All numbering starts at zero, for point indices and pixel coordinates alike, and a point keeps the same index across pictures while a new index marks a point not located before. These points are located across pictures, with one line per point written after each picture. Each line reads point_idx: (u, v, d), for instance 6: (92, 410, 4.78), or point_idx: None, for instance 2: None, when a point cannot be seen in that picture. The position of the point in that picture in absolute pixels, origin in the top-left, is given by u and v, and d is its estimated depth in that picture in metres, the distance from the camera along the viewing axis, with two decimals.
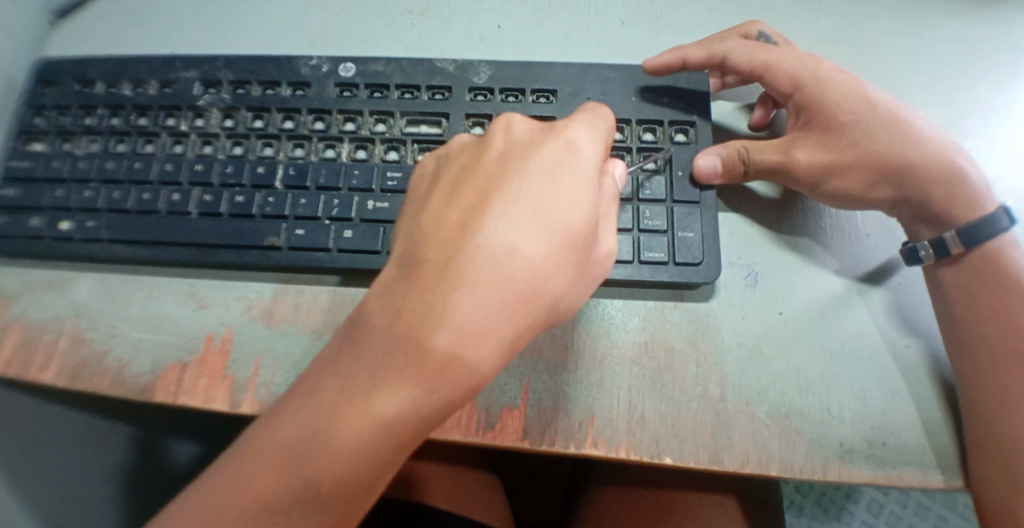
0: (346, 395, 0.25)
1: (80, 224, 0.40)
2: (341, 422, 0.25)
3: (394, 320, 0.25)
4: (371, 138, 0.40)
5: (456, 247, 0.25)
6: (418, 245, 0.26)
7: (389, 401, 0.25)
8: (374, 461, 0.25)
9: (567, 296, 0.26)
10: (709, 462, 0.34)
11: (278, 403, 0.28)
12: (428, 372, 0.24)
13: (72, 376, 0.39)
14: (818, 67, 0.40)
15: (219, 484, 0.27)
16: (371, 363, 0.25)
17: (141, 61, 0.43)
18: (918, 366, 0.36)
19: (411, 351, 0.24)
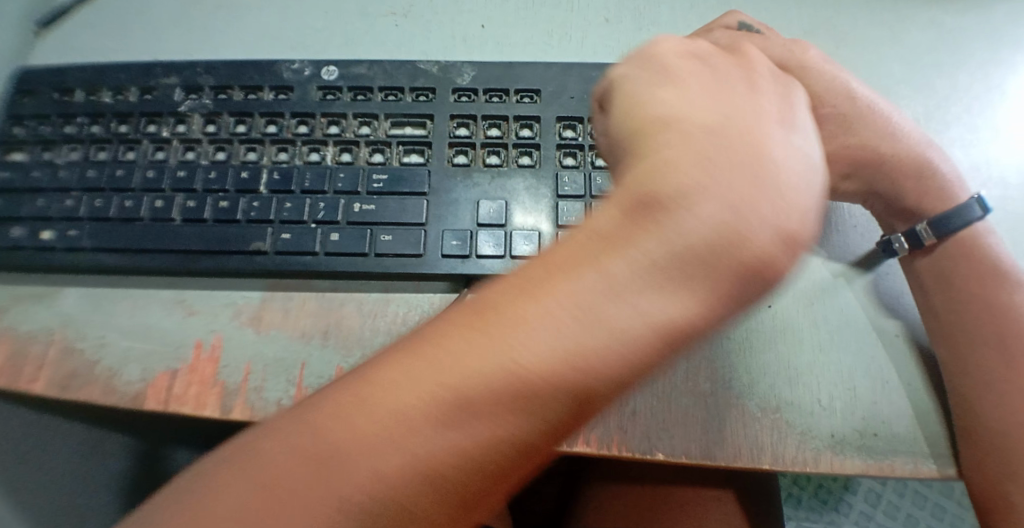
0: (591, 323, 0.21)
1: (62, 233, 0.40)
2: (573, 369, 0.21)
3: (680, 206, 0.22)
4: (355, 140, 0.40)
5: (734, 165, 0.22)
6: (692, 146, 0.23)
7: (664, 302, 0.21)
8: (637, 370, 0.22)
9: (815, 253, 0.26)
10: (702, 457, 0.34)
11: (502, 290, 0.23)
12: (736, 274, 0.21)
13: (61, 387, 0.38)
14: (804, 55, 0.37)
15: (417, 376, 0.22)
16: (653, 256, 0.21)
17: (121, 69, 0.43)
18: (906, 355, 0.36)
19: (672, 310, 0.21)
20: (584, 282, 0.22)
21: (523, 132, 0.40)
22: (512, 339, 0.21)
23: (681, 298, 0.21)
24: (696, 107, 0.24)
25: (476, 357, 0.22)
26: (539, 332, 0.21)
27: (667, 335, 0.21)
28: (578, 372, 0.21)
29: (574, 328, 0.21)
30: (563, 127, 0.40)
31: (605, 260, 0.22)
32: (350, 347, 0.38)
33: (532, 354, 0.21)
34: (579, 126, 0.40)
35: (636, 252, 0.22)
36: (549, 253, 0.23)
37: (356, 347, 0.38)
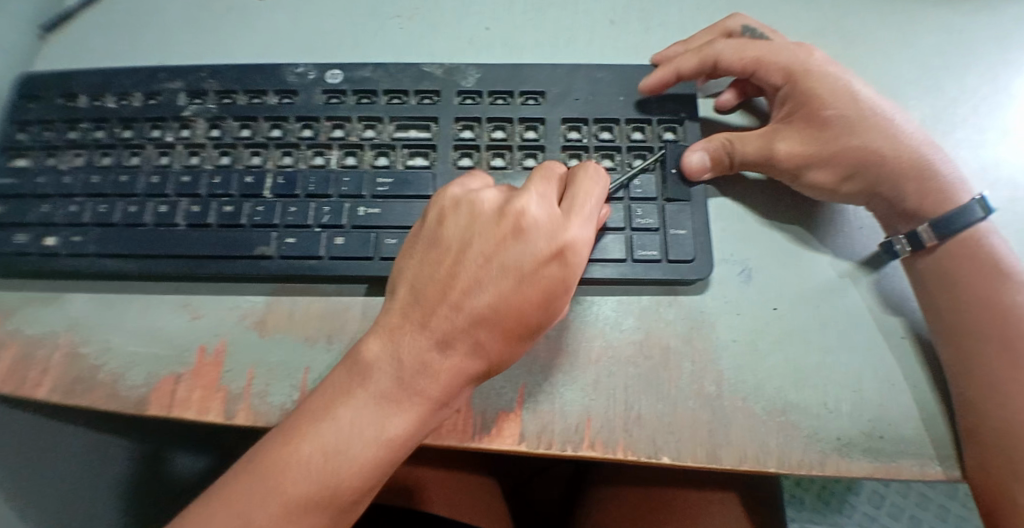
0: (428, 409, 0.31)
1: (67, 239, 0.40)
2: (459, 362, 0.31)
3: (489, 317, 0.30)
4: (360, 144, 0.40)
5: (539, 292, 0.30)
6: (493, 276, 0.30)
7: (460, 368, 0.31)
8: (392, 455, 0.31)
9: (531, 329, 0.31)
10: (708, 460, 0.34)
11: (338, 408, 0.31)
12: (478, 371, 0.31)
13: (66, 391, 0.38)
14: (809, 58, 0.39)
15: (317, 457, 0.30)
16: (466, 358, 0.31)
17: (125, 74, 0.43)
18: (912, 357, 0.36)
19: (527, 307, 0.30)
20: (415, 394, 0.31)
21: (528, 134, 0.40)
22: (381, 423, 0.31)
23: (531, 299, 0.30)
24: (489, 223, 0.31)
25: (380, 368, 0.31)
26: (422, 346, 0.30)
27: (535, 324, 0.31)
28: (462, 362, 0.31)
29: (447, 338, 0.30)
30: (569, 128, 0.40)
31: (441, 372, 0.31)
32: None
33: (420, 362, 0.30)
34: (585, 128, 0.40)
35: (486, 278, 0.30)
36: (320, 402, 0.32)
37: None
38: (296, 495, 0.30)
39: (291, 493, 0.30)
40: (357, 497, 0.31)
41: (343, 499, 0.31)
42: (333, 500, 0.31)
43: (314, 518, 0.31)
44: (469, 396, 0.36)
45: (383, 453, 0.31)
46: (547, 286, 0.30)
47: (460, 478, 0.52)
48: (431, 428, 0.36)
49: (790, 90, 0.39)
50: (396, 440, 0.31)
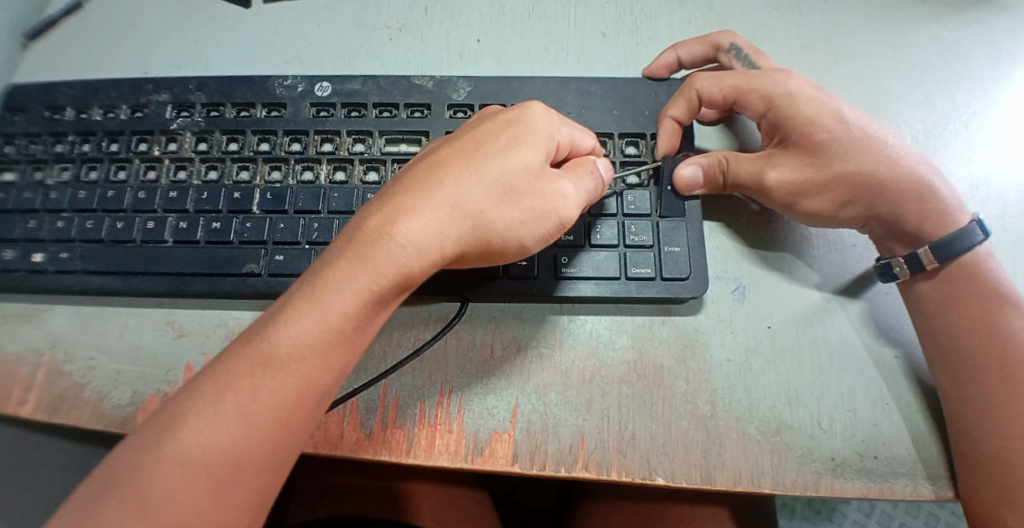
0: (377, 256, 0.29)
1: (53, 256, 0.39)
2: (418, 201, 0.30)
3: (452, 175, 0.31)
4: (349, 158, 0.39)
5: (500, 149, 0.31)
6: (460, 147, 0.32)
7: (414, 228, 0.29)
8: (335, 318, 0.28)
9: (494, 213, 0.31)
10: (701, 481, 0.34)
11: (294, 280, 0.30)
12: (436, 227, 0.29)
13: (50, 410, 0.38)
14: (789, 82, 0.38)
15: (260, 323, 0.29)
16: (424, 207, 0.30)
17: (111, 85, 0.42)
18: (905, 379, 0.36)
19: (490, 154, 0.31)
20: (366, 239, 0.29)
21: None
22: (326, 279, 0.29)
23: (494, 151, 0.31)
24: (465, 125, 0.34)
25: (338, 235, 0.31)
26: (380, 201, 0.31)
27: (503, 170, 0.31)
28: (424, 199, 0.30)
29: (405, 188, 0.30)
30: None
31: (395, 214, 0.29)
32: None
33: (374, 211, 0.30)
34: None
35: (448, 145, 0.32)
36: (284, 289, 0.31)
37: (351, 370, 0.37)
38: (240, 359, 0.28)
39: (228, 362, 0.28)
40: (305, 365, 0.28)
41: (289, 362, 0.28)
42: (278, 362, 0.28)
43: (256, 386, 0.27)
44: (460, 415, 0.36)
45: (334, 304, 0.28)
46: (509, 138, 0.32)
47: (450, 490, 0.51)
48: (422, 448, 0.35)
49: (776, 114, 0.38)
50: (347, 289, 0.28)
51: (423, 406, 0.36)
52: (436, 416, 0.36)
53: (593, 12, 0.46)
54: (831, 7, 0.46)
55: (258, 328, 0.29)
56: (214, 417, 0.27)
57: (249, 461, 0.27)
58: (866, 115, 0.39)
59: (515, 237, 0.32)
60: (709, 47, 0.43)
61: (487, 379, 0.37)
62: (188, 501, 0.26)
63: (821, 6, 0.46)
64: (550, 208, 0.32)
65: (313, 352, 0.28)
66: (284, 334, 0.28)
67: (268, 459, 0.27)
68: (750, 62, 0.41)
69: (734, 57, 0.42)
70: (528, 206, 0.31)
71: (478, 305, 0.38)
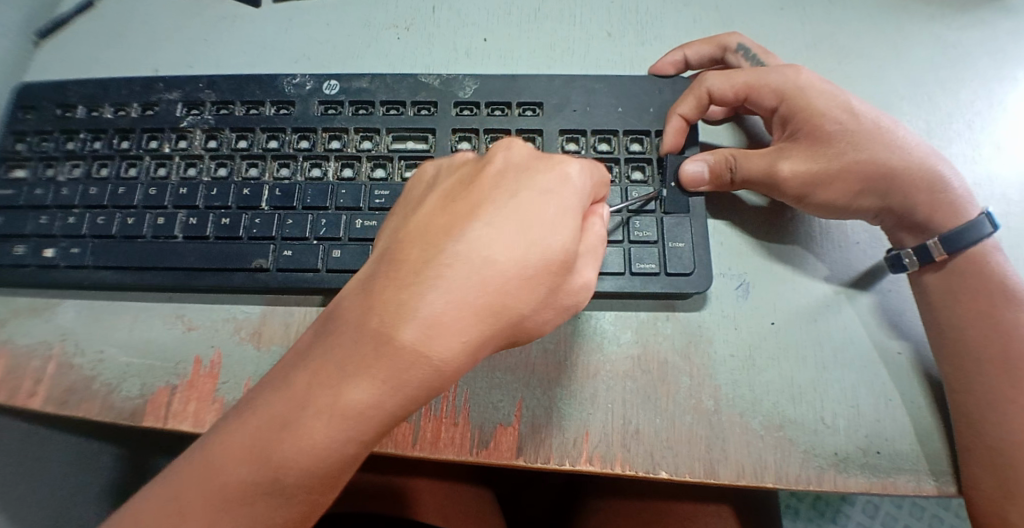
0: (395, 381, 0.25)
1: (65, 251, 0.39)
2: (441, 302, 0.24)
3: (480, 276, 0.25)
4: (357, 155, 0.40)
5: (537, 245, 0.25)
6: (488, 235, 0.25)
7: (439, 351, 0.24)
8: (349, 446, 0.26)
9: (532, 316, 0.26)
10: (705, 476, 0.34)
11: (295, 388, 0.26)
12: (461, 351, 0.24)
13: (60, 402, 0.38)
14: (799, 77, 0.39)
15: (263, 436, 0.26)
16: (450, 324, 0.24)
17: (122, 84, 0.43)
18: (908, 375, 0.36)
19: (527, 239, 0.25)
20: (382, 364, 0.25)
21: None
22: (337, 399, 0.25)
23: (532, 235, 0.25)
24: (486, 187, 0.26)
25: (348, 317, 0.26)
26: (394, 289, 0.25)
27: (538, 264, 0.25)
28: (447, 300, 0.24)
29: (424, 280, 0.25)
30: (566, 140, 0.40)
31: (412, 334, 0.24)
32: None
33: (389, 304, 0.25)
34: (582, 139, 0.40)
35: (475, 210, 0.26)
36: (278, 384, 0.27)
37: None
38: (248, 469, 0.26)
39: (234, 475, 0.27)
40: (310, 485, 0.26)
41: (300, 486, 0.26)
42: (285, 480, 0.26)
43: (261, 499, 0.26)
44: (465, 409, 0.36)
45: (342, 422, 0.25)
46: (548, 223, 0.25)
47: (454, 488, 0.52)
48: (428, 441, 0.36)
49: (789, 106, 0.38)
50: (358, 406, 0.25)
51: (429, 400, 0.37)
52: (442, 409, 0.36)
53: (598, 12, 0.47)
54: (834, 8, 0.46)
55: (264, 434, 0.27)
56: (220, 522, 0.27)
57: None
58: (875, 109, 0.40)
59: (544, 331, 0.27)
60: (715, 48, 0.43)
61: (492, 373, 0.37)
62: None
63: (824, 7, 0.46)
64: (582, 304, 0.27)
65: (319, 472, 0.26)
66: (290, 449, 0.26)
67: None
68: (758, 62, 0.42)
69: (742, 57, 0.42)
70: (561, 308, 0.27)
71: None
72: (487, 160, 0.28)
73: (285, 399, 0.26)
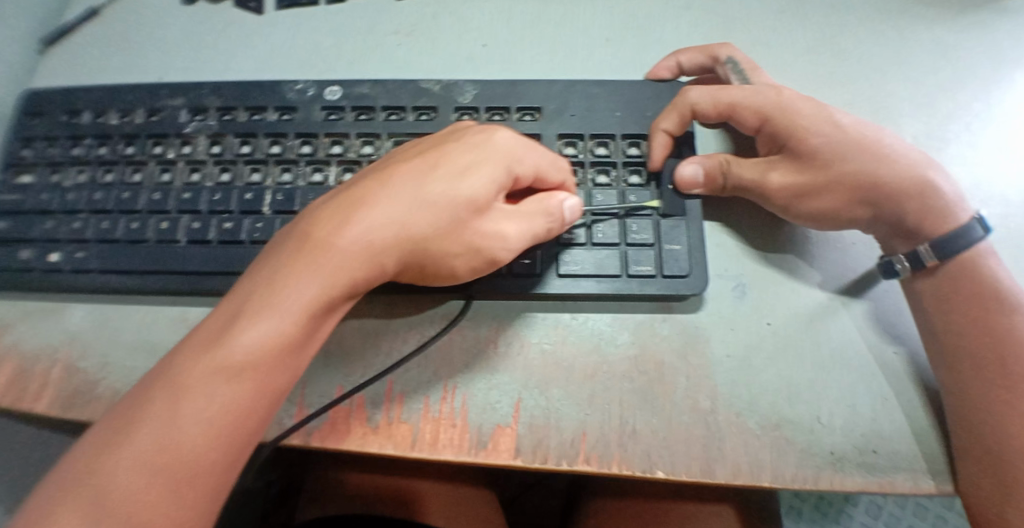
0: (327, 267, 0.30)
1: (71, 254, 0.40)
2: (370, 217, 0.31)
3: (400, 195, 0.32)
4: (358, 160, 0.40)
5: (451, 177, 0.32)
6: (411, 174, 0.33)
7: (361, 237, 0.31)
8: (284, 324, 0.29)
9: (440, 238, 0.32)
10: (702, 475, 0.34)
11: (236, 292, 0.31)
12: (381, 248, 0.31)
13: (66, 405, 0.39)
14: (781, 96, 0.39)
15: (207, 333, 0.29)
16: (372, 227, 0.31)
17: (128, 90, 0.44)
18: (903, 373, 0.37)
19: (443, 173, 0.32)
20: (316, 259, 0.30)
21: None
22: (276, 287, 0.30)
23: (450, 171, 0.33)
24: (414, 151, 0.34)
25: (290, 237, 0.32)
26: (332, 210, 0.32)
27: (450, 195, 0.32)
28: (375, 213, 0.31)
29: (358, 201, 0.32)
30: (565, 144, 0.40)
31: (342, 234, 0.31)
32: (351, 366, 0.38)
33: (326, 217, 0.31)
34: (580, 143, 0.40)
35: (405, 159, 0.34)
36: (224, 300, 0.31)
37: (357, 367, 0.38)
38: (193, 368, 0.28)
39: (177, 371, 0.28)
40: (254, 368, 0.29)
41: (239, 368, 0.28)
42: (226, 367, 0.28)
43: (213, 390, 0.28)
44: (464, 410, 0.37)
45: (290, 310, 0.29)
46: (466, 162, 0.33)
47: (457, 489, 0.52)
48: (428, 442, 0.36)
49: (774, 117, 0.38)
50: (300, 293, 0.30)
51: (429, 401, 0.37)
52: (441, 410, 0.37)
53: (597, 17, 0.47)
54: (830, 10, 0.47)
55: (205, 336, 0.29)
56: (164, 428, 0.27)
57: (204, 461, 0.27)
58: (863, 120, 0.39)
59: (453, 261, 0.33)
60: (709, 57, 0.44)
61: (492, 375, 0.38)
62: (140, 502, 0.26)
63: (820, 9, 0.47)
64: (489, 247, 0.33)
65: (268, 357, 0.29)
66: (240, 338, 0.29)
67: (222, 460, 0.28)
68: (744, 77, 0.42)
69: (730, 70, 0.42)
70: (469, 245, 0.33)
71: (483, 301, 0.39)
72: (430, 137, 0.36)
73: (228, 302, 0.30)
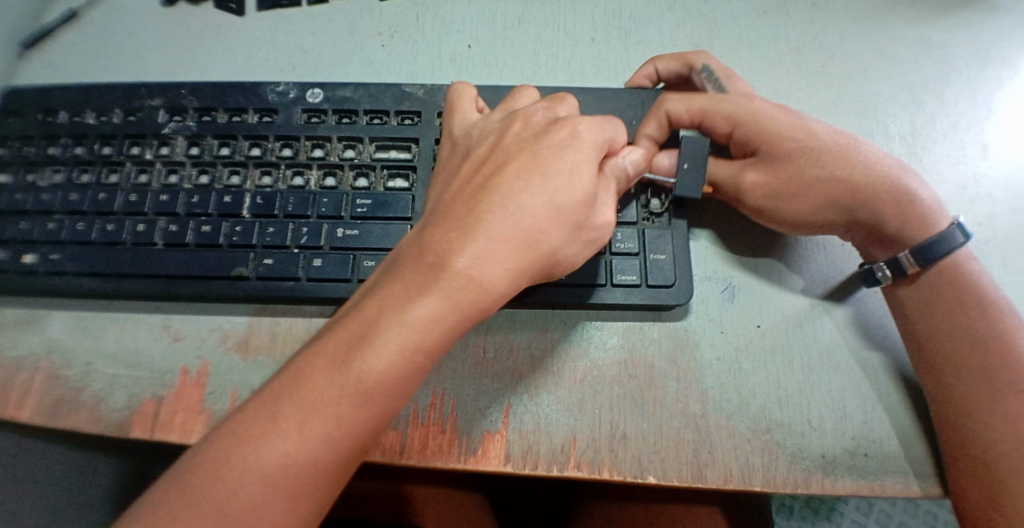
0: (456, 296, 0.29)
1: (43, 257, 0.39)
2: (492, 243, 0.29)
3: (523, 211, 0.30)
4: (339, 164, 0.40)
5: (567, 189, 0.31)
6: (530, 187, 0.31)
7: (492, 267, 0.29)
8: (416, 353, 0.28)
9: (563, 248, 0.32)
10: (692, 480, 0.34)
11: (360, 308, 0.30)
12: (509, 273, 0.30)
13: (48, 414, 0.38)
14: (754, 105, 0.38)
15: (333, 352, 0.29)
16: (496, 249, 0.29)
17: (106, 89, 0.43)
18: (892, 376, 0.37)
19: (559, 188, 0.31)
20: (447, 285, 0.29)
21: None
22: (404, 311, 0.29)
23: (566, 184, 0.31)
24: (527, 151, 0.32)
25: (410, 255, 0.30)
26: (450, 228, 0.30)
27: (570, 209, 0.31)
28: (496, 236, 0.29)
29: (476, 221, 0.30)
30: None
31: (461, 260, 0.29)
32: None
33: (447, 239, 0.30)
34: None
35: (507, 168, 0.32)
36: (348, 318, 0.30)
37: None
38: (326, 389, 0.28)
39: (307, 387, 0.28)
40: (385, 398, 0.28)
41: (371, 396, 0.28)
42: (359, 395, 0.28)
43: (337, 413, 0.27)
44: (453, 416, 0.36)
45: (418, 333, 0.28)
46: (570, 166, 0.31)
47: (448, 493, 0.51)
48: (415, 449, 0.36)
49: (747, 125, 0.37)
50: (425, 328, 0.28)
51: (416, 407, 0.36)
52: (429, 417, 0.36)
53: (582, 17, 0.47)
54: (817, 10, 0.46)
55: (334, 355, 0.28)
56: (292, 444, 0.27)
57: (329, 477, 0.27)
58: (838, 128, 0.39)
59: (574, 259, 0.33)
60: (684, 65, 0.43)
61: (480, 380, 0.37)
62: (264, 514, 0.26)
63: (807, 9, 0.46)
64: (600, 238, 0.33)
65: (397, 383, 0.28)
66: (370, 364, 0.28)
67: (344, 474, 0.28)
68: (720, 86, 0.41)
69: (705, 79, 0.42)
70: (588, 250, 0.33)
71: None
72: (503, 133, 0.33)
73: (352, 319, 0.29)
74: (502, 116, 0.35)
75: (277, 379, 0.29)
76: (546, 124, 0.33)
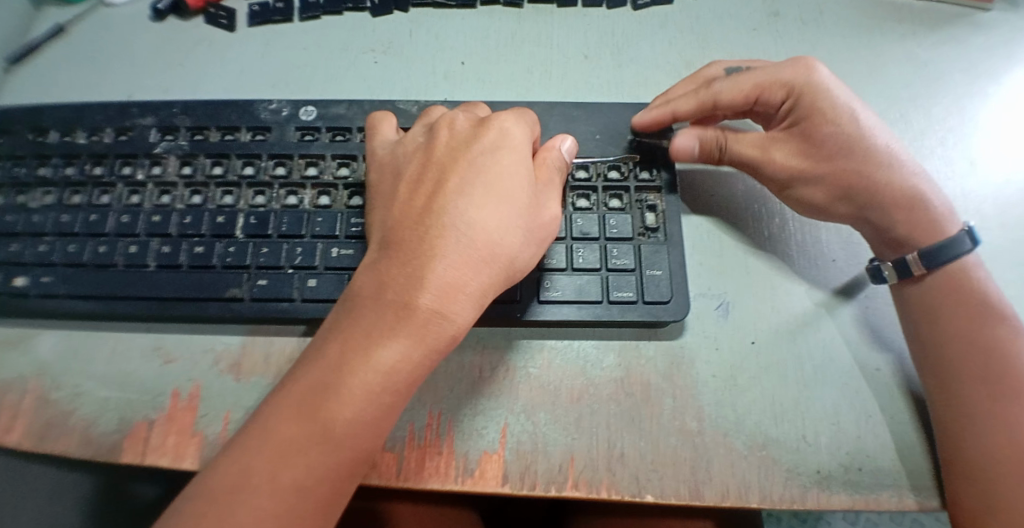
0: (424, 333, 0.29)
1: (36, 279, 0.39)
2: (451, 267, 0.30)
3: (474, 228, 0.31)
4: (334, 183, 0.39)
5: (511, 197, 0.32)
6: (474, 199, 0.31)
7: (457, 302, 0.30)
8: (387, 393, 0.29)
9: (520, 254, 0.32)
10: (691, 498, 0.34)
11: (322, 353, 0.29)
12: (473, 302, 0.30)
13: (36, 437, 0.37)
14: (814, 76, 0.39)
15: (299, 400, 0.28)
16: (458, 278, 0.30)
17: (97, 108, 0.43)
18: (887, 391, 0.37)
19: (501, 196, 0.32)
20: (414, 323, 0.29)
21: None
22: (370, 353, 0.29)
23: (509, 191, 0.32)
24: (462, 162, 0.33)
25: (368, 293, 0.30)
26: (405, 259, 0.30)
27: (517, 215, 0.32)
28: (453, 259, 0.30)
29: (429, 245, 0.30)
30: None
31: (425, 293, 0.29)
32: None
33: (404, 273, 0.30)
34: None
35: (447, 183, 0.32)
36: (311, 363, 0.29)
37: None
38: (297, 436, 0.28)
39: (278, 438, 0.28)
40: (359, 439, 0.28)
41: (347, 439, 0.28)
42: (332, 440, 0.28)
43: (314, 461, 0.27)
44: (450, 437, 0.36)
45: (388, 374, 0.29)
46: (505, 172, 0.32)
47: (441, 513, 0.50)
48: (412, 470, 0.35)
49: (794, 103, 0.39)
50: (394, 368, 0.29)
51: (413, 429, 0.36)
52: (425, 437, 0.36)
53: (576, 34, 0.47)
54: (806, 27, 0.47)
55: (302, 403, 0.28)
56: (268, 497, 0.27)
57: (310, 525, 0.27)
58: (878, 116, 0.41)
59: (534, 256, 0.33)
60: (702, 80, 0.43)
61: (476, 399, 0.37)
62: None
63: (796, 26, 0.47)
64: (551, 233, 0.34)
65: (371, 424, 0.29)
66: (342, 410, 0.28)
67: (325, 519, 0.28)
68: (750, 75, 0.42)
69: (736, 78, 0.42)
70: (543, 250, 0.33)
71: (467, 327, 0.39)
72: (431, 146, 0.34)
73: (315, 363, 0.29)
74: (424, 130, 0.36)
75: (243, 431, 0.29)
76: (473, 127, 0.34)
